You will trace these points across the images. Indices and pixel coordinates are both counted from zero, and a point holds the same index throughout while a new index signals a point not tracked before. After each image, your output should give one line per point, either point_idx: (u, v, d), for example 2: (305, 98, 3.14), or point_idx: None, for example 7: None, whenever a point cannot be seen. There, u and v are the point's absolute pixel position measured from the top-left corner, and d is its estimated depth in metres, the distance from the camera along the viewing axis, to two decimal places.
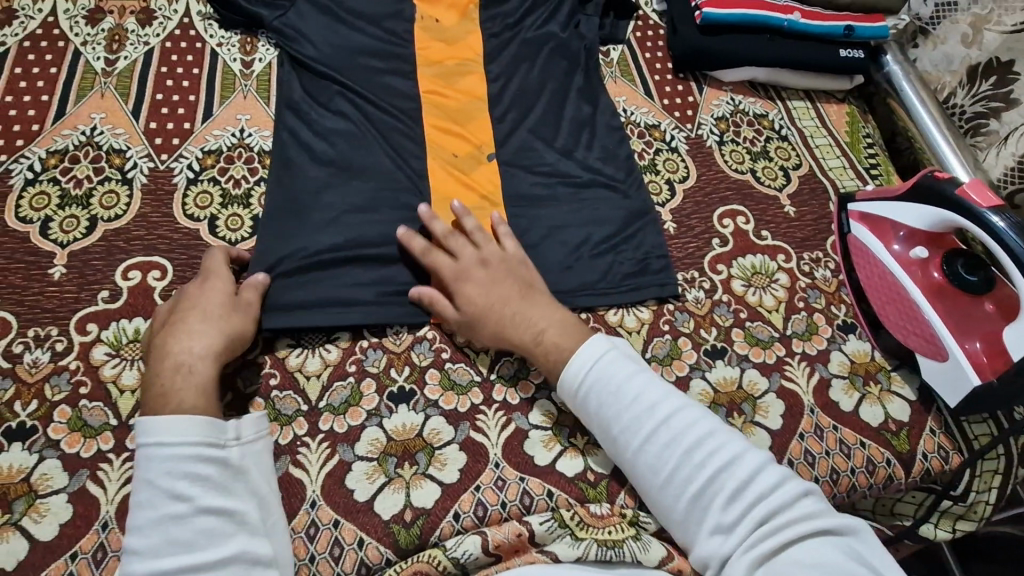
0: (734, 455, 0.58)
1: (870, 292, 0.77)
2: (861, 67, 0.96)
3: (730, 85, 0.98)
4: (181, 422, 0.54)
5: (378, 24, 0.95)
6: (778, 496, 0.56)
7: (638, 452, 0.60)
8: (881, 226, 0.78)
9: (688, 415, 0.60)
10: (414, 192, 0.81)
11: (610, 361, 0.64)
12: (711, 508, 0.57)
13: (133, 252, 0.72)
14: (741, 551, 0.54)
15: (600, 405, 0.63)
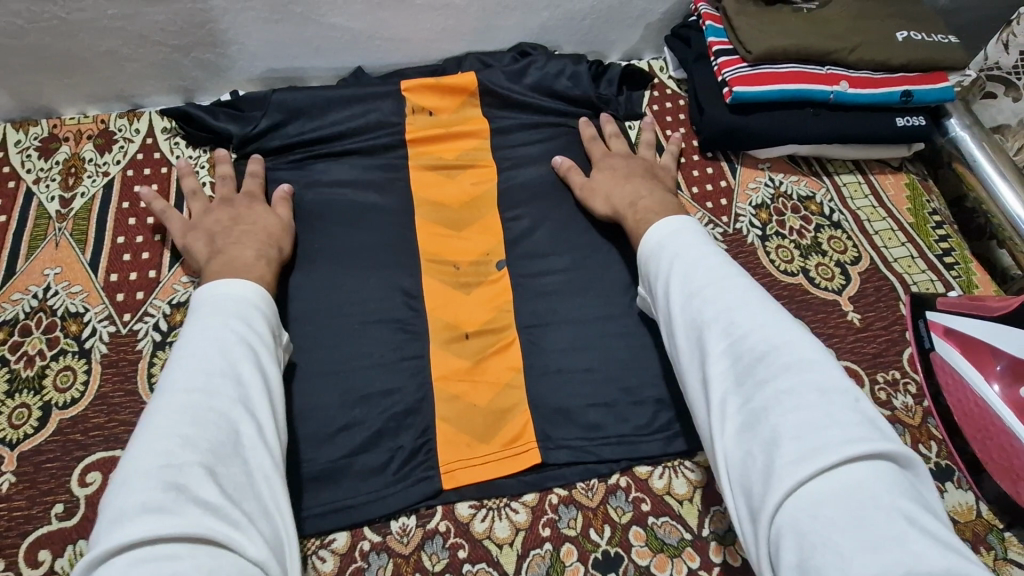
0: (771, 337, 0.48)
1: (971, 432, 0.65)
2: (921, 135, 0.83)
3: (768, 162, 0.86)
4: (251, 288, 0.60)
5: (362, 128, 0.84)
6: (812, 389, 0.45)
7: (681, 309, 0.55)
8: (976, 349, 0.67)
9: (739, 287, 0.53)
10: (415, 337, 0.71)
11: (688, 237, 0.61)
12: (726, 383, 0.48)
13: (92, 448, 0.62)
14: (745, 431, 0.45)
15: (669, 262, 0.59)
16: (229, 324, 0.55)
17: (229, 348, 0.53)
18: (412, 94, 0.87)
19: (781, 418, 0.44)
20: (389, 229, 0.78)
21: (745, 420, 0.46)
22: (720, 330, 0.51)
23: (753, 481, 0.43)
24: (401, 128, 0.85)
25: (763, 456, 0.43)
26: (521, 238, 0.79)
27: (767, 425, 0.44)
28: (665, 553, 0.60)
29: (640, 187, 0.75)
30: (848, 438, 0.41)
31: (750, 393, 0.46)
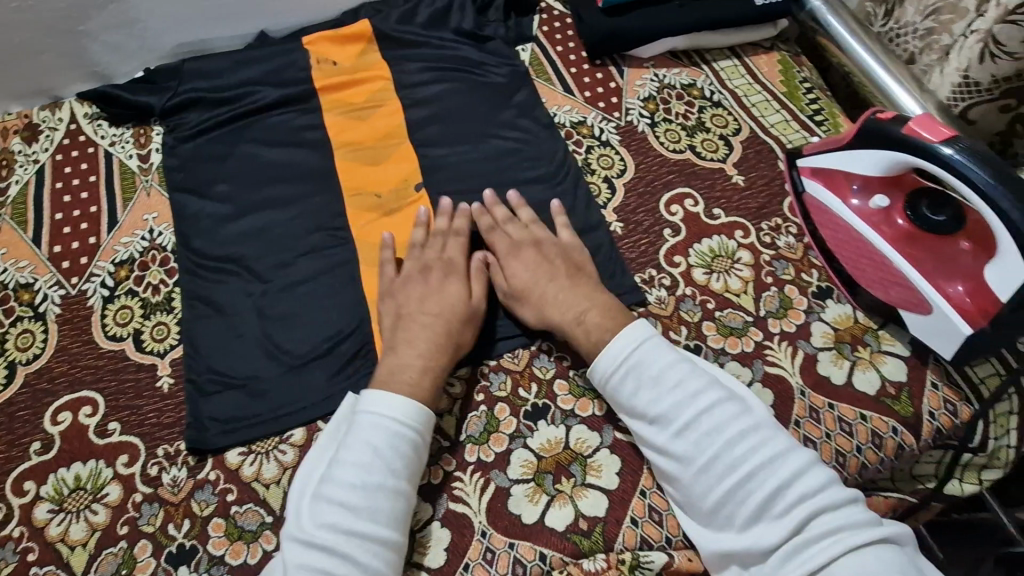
0: (764, 451, 0.56)
1: (839, 252, 0.73)
2: (780, 11, 0.91)
3: (651, 60, 0.94)
4: (411, 411, 0.61)
5: (273, 84, 0.90)
6: (814, 493, 0.53)
7: (672, 444, 0.59)
8: (839, 181, 0.73)
9: (721, 408, 0.58)
10: (344, 256, 0.77)
11: (654, 347, 0.63)
12: (741, 508, 0.55)
13: (60, 392, 0.68)
14: (772, 552, 0.53)
15: (635, 393, 0.61)
16: (378, 455, 0.58)
17: (374, 487, 0.57)
18: (316, 48, 0.93)
19: (798, 541, 0.52)
20: (310, 170, 0.84)
21: (769, 539, 0.53)
22: (709, 461, 0.56)
23: None
24: (310, 79, 0.91)
25: (793, 570, 0.52)
26: (434, 158, 0.85)
27: (789, 541, 0.52)
28: (586, 397, 0.68)
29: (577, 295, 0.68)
30: (858, 539, 0.51)
31: (754, 516, 0.54)
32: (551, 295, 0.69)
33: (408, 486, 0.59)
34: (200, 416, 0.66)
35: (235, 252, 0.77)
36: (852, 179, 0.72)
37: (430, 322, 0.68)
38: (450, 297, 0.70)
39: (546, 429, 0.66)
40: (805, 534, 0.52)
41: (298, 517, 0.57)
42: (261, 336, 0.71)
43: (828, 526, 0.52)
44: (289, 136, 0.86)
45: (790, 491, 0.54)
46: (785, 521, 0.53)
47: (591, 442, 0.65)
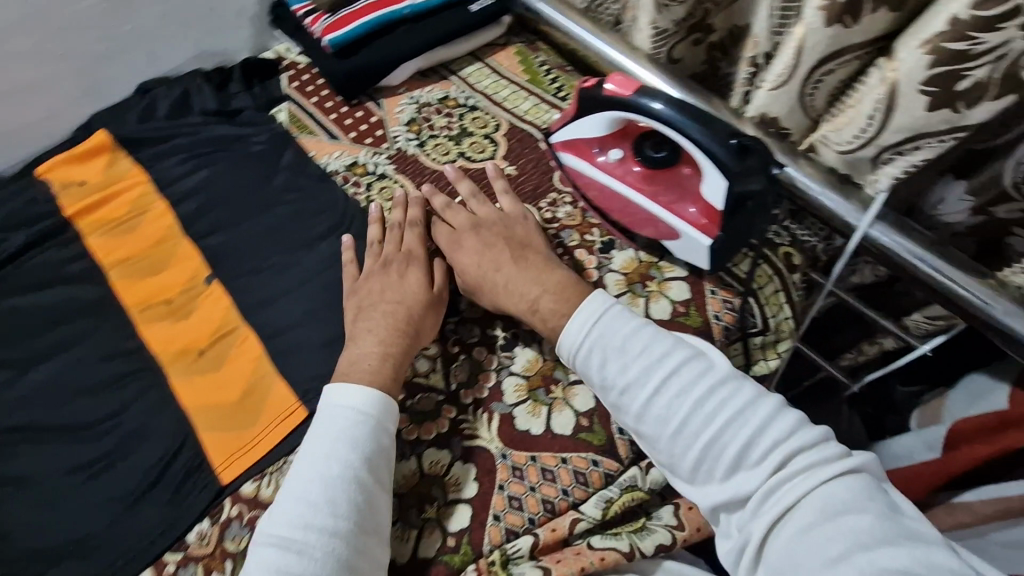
0: (737, 401, 0.56)
1: (604, 207, 0.80)
2: (497, 11, 0.99)
3: (404, 86, 0.98)
4: (371, 400, 0.62)
5: (18, 226, 0.84)
6: (787, 436, 0.54)
7: (643, 411, 0.59)
8: (581, 147, 0.79)
9: (690, 365, 0.59)
10: (148, 375, 0.73)
11: (617, 315, 0.63)
12: (717, 459, 0.56)
13: None
14: (752, 496, 0.54)
15: (602, 367, 0.62)
16: (332, 452, 0.59)
17: (335, 481, 0.57)
18: (55, 174, 0.87)
19: (774, 486, 0.53)
20: (86, 300, 0.79)
21: (748, 486, 0.54)
22: (682, 421, 0.57)
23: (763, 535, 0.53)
24: (59, 209, 0.85)
25: (768, 513, 0.53)
26: (217, 245, 0.83)
27: (767, 487, 0.53)
28: (427, 421, 0.70)
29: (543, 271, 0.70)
30: (827, 472, 0.52)
31: (732, 467, 0.55)
32: (511, 279, 0.71)
33: (371, 475, 0.59)
34: None
35: (22, 416, 0.71)
36: (590, 143, 0.79)
37: (391, 310, 0.70)
38: (405, 283, 0.72)
39: (397, 467, 0.67)
40: (781, 476, 0.53)
41: (270, 513, 0.58)
42: (77, 492, 0.66)
43: (804, 464, 0.53)
44: (54, 273, 0.81)
45: (764, 437, 0.55)
46: (762, 466, 0.54)
47: (444, 461, 0.67)
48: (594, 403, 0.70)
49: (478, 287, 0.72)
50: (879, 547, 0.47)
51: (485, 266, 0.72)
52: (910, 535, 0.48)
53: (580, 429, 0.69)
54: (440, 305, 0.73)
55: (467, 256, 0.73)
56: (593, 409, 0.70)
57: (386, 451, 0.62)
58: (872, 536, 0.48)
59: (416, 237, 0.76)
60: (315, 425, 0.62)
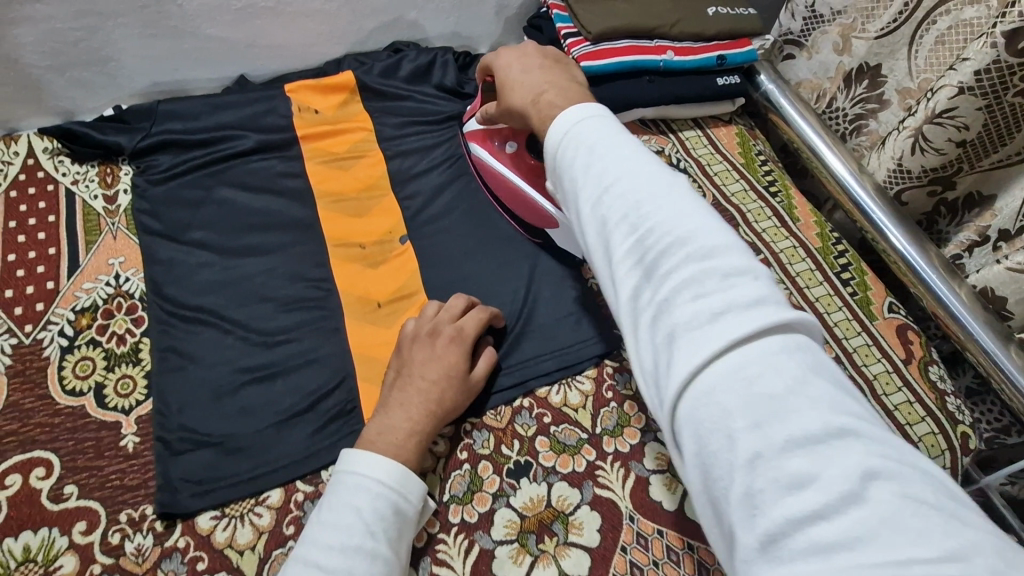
0: (697, 243, 0.41)
1: (491, 173, 0.85)
2: (739, 91, 1.01)
3: (623, 126, 0.99)
4: (391, 469, 0.60)
5: (253, 125, 0.89)
6: (738, 297, 0.37)
7: (597, 208, 0.45)
8: (486, 135, 0.84)
9: (662, 187, 0.44)
10: (324, 304, 0.76)
11: (600, 124, 0.49)
12: (642, 276, 0.41)
13: (9, 453, 0.63)
14: (658, 332, 0.39)
15: (573, 159, 0.48)
16: (363, 518, 0.56)
17: (353, 550, 0.54)
18: (298, 96, 0.93)
19: (688, 324, 0.38)
20: (291, 218, 0.83)
21: (655, 313, 0.40)
22: (636, 242, 0.42)
23: (656, 373, 0.39)
24: (290, 127, 0.90)
25: (669, 352, 0.38)
26: (417, 211, 0.86)
27: (680, 324, 0.38)
28: (566, 453, 0.70)
29: (553, 80, 0.61)
30: (766, 355, 0.36)
31: (658, 291, 0.40)
32: (530, 75, 0.62)
33: (393, 538, 0.57)
34: (168, 477, 0.63)
35: (208, 301, 0.74)
36: (496, 133, 0.83)
37: (426, 388, 0.66)
38: (435, 364, 0.67)
39: (528, 487, 0.67)
40: (711, 328, 0.37)
41: (316, 523, 0.56)
42: (236, 392, 0.69)
43: (752, 339, 0.36)
44: (274, 184, 0.85)
45: (712, 270, 0.39)
46: (694, 295, 0.38)
47: (572, 499, 0.67)
48: None
49: (553, 66, 0.63)
50: (808, 434, 0.33)
51: (525, 69, 0.63)
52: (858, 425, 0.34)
53: None
54: (470, 389, 0.69)
55: (508, 61, 0.65)
56: None
57: (404, 533, 0.59)
58: (810, 422, 0.33)
59: (476, 319, 0.71)
60: (367, 463, 0.59)
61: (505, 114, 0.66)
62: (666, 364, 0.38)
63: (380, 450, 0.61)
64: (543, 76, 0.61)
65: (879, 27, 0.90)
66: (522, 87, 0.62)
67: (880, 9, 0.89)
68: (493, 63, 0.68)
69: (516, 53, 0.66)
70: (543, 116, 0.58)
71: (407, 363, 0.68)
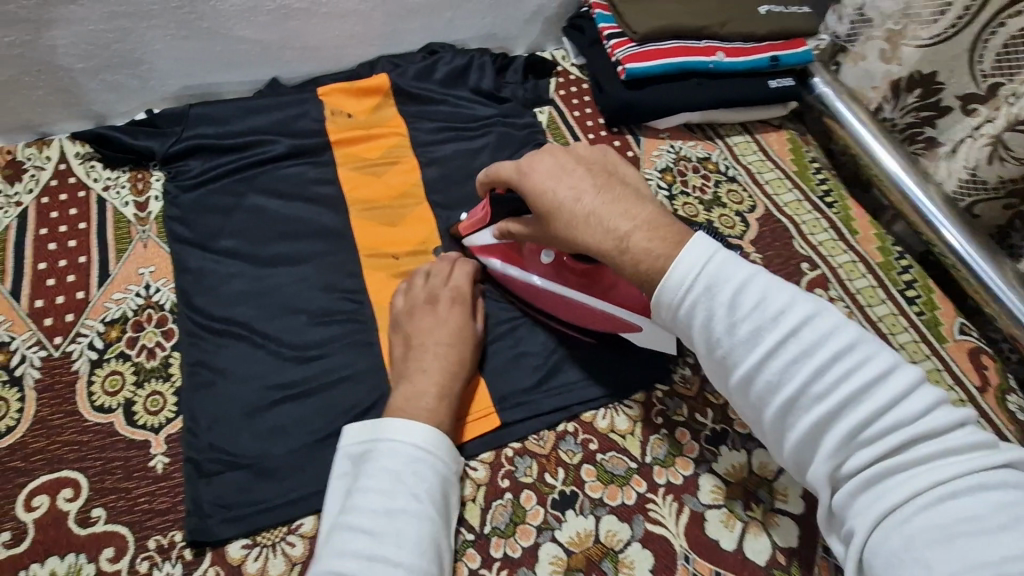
0: (858, 371, 0.45)
1: (543, 301, 0.72)
2: (792, 94, 0.94)
3: (667, 132, 0.94)
4: (428, 433, 0.58)
5: (286, 130, 0.86)
6: (915, 433, 0.43)
7: (751, 369, 0.49)
8: (510, 253, 0.72)
9: (814, 324, 0.47)
10: (358, 319, 0.73)
11: (725, 261, 0.50)
12: (812, 425, 0.46)
13: (37, 472, 0.61)
14: (850, 479, 0.45)
15: (704, 320, 0.50)
16: (403, 481, 0.54)
17: (397, 513, 0.52)
18: (331, 99, 0.89)
19: (871, 468, 0.44)
20: (324, 227, 0.80)
21: (845, 466, 0.45)
22: (800, 390, 0.46)
23: (854, 514, 0.44)
24: (323, 132, 0.87)
25: (869, 506, 0.44)
26: (454, 221, 0.83)
27: (868, 473, 0.44)
28: (614, 484, 0.66)
29: (621, 211, 0.57)
30: (958, 472, 0.42)
31: (844, 444, 0.45)
32: (596, 210, 0.58)
33: (436, 499, 0.56)
34: (198, 502, 0.60)
35: (239, 314, 0.71)
36: (521, 249, 0.71)
37: (443, 351, 0.66)
38: (446, 323, 0.68)
39: (574, 520, 0.63)
40: (890, 465, 0.43)
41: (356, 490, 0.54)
42: (267, 411, 0.66)
43: (928, 457, 0.43)
44: (307, 192, 0.82)
45: (888, 412, 0.44)
46: (878, 447, 0.44)
47: (622, 535, 0.63)
48: (797, 543, 0.63)
49: (608, 181, 0.59)
50: (1004, 555, 0.37)
51: (576, 194, 0.58)
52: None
53: (774, 564, 0.62)
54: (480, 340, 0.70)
55: (549, 172, 0.61)
56: (793, 548, 0.63)
57: (446, 492, 0.58)
58: (1016, 543, 0.37)
59: (465, 275, 0.72)
60: (401, 430, 0.57)
61: (560, 242, 0.61)
62: (863, 520, 0.43)
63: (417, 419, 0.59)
64: (609, 202, 0.58)
65: (933, 32, 0.83)
66: (586, 219, 0.58)
67: (932, 15, 0.83)
68: (519, 181, 0.62)
69: (553, 167, 0.61)
70: (636, 265, 0.55)
71: (414, 333, 0.67)
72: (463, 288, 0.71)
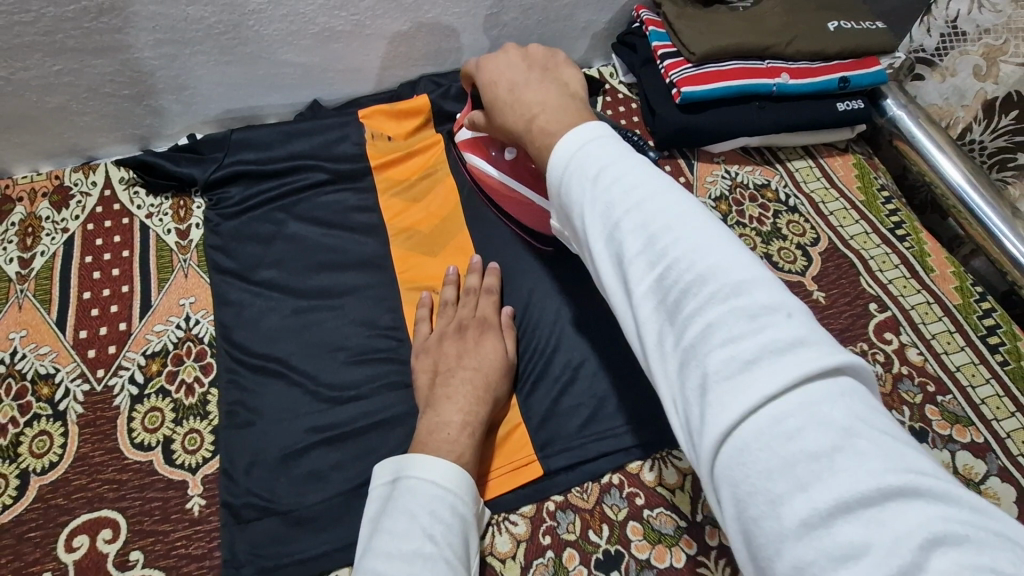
0: (703, 257, 0.35)
1: (508, 205, 0.77)
2: (862, 117, 0.87)
3: (722, 156, 0.89)
4: (451, 471, 0.56)
5: (325, 154, 0.84)
6: (767, 329, 0.32)
7: (601, 252, 0.40)
8: (481, 145, 0.76)
9: (662, 206, 0.38)
10: (396, 356, 0.71)
11: (603, 143, 0.43)
12: (656, 319, 0.36)
13: (77, 511, 0.61)
14: (682, 386, 0.34)
15: (572, 193, 0.42)
16: (418, 521, 0.52)
17: (414, 556, 0.49)
18: (371, 122, 0.87)
19: (716, 357, 0.32)
20: (363, 257, 0.78)
21: (683, 360, 0.34)
22: (658, 292, 0.36)
23: (687, 425, 0.33)
24: (363, 156, 0.85)
25: (698, 405, 0.32)
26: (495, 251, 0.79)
27: (705, 363, 0.33)
28: (663, 545, 0.62)
29: (546, 97, 0.52)
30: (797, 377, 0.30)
31: (684, 331, 0.34)
32: (525, 100, 0.53)
33: (457, 545, 0.53)
34: (234, 550, 0.59)
35: (277, 350, 0.70)
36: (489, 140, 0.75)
37: (471, 377, 0.64)
38: (477, 349, 0.66)
39: None
40: (736, 370, 0.32)
41: (377, 533, 0.52)
42: (303, 455, 0.64)
43: (767, 360, 0.31)
44: (346, 220, 0.80)
45: (729, 288, 0.34)
46: (705, 323, 0.33)
47: None
48: None
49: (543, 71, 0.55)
50: (860, 498, 0.27)
51: (513, 87, 0.55)
52: (899, 461, 0.28)
53: None
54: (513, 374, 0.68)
55: (493, 79, 0.57)
56: None
57: (467, 538, 0.55)
58: (856, 481, 0.27)
59: (493, 300, 0.71)
60: (420, 467, 0.55)
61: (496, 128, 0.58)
62: (696, 420, 0.32)
63: (440, 455, 0.57)
64: (538, 90, 0.53)
65: None
66: (510, 101, 0.54)
67: None
68: (476, 73, 0.60)
69: (504, 75, 0.57)
70: (537, 143, 0.50)
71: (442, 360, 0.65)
72: (493, 312, 0.70)
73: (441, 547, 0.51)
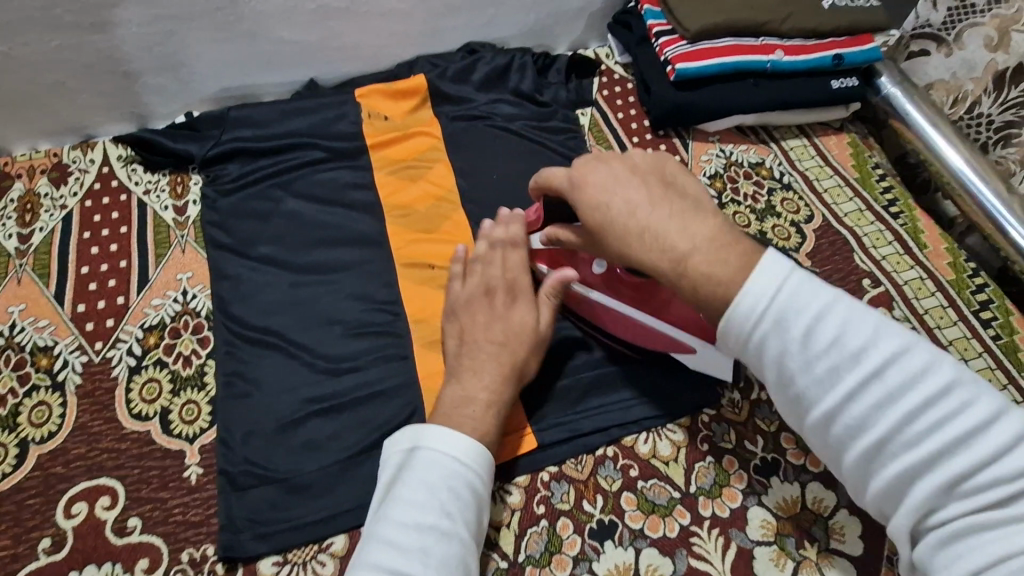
0: (896, 380, 0.44)
1: (597, 319, 0.68)
2: (856, 95, 0.88)
3: (717, 134, 0.89)
4: (466, 445, 0.56)
5: (321, 133, 0.84)
6: (958, 436, 0.42)
7: (792, 381, 0.47)
8: (558, 258, 0.68)
9: (860, 343, 0.45)
10: (391, 330, 0.71)
11: (793, 282, 0.47)
12: (849, 424, 0.45)
13: (76, 479, 0.61)
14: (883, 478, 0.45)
15: (750, 329, 0.48)
16: (431, 492, 0.52)
17: (426, 528, 0.51)
18: (367, 100, 0.87)
19: (895, 461, 0.44)
20: (358, 234, 0.78)
21: (869, 461, 0.45)
22: (843, 416, 0.46)
23: (895, 499, 0.45)
24: (360, 135, 0.85)
25: (898, 487, 0.44)
26: None
27: (893, 463, 0.44)
28: (656, 514, 0.62)
29: (684, 223, 0.53)
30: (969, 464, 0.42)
31: (871, 446, 0.45)
32: (665, 239, 0.53)
33: (471, 519, 0.53)
34: (230, 516, 0.60)
35: (274, 324, 0.71)
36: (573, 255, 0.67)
37: (495, 349, 0.63)
38: (506, 320, 0.64)
39: (613, 551, 0.60)
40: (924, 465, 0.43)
41: (391, 497, 0.53)
42: (299, 426, 0.65)
43: (961, 462, 0.42)
44: (342, 197, 0.81)
45: (930, 414, 0.43)
46: (903, 445, 0.44)
47: (663, 569, 0.59)
48: None
49: (662, 189, 0.55)
50: None
51: (635, 210, 0.54)
52: None
53: None
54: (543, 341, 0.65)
55: (609, 205, 0.55)
56: None
57: (483, 510, 0.56)
58: None
59: (520, 259, 0.67)
60: (438, 438, 0.55)
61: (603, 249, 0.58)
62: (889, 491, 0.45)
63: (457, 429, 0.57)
64: (668, 216, 0.53)
65: None
66: (642, 234, 0.54)
67: None
68: (571, 195, 0.58)
69: (624, 211, 0.55)
70: (693, 286, 0.51)
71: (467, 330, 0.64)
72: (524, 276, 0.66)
73: (454, 522, 0.52)
